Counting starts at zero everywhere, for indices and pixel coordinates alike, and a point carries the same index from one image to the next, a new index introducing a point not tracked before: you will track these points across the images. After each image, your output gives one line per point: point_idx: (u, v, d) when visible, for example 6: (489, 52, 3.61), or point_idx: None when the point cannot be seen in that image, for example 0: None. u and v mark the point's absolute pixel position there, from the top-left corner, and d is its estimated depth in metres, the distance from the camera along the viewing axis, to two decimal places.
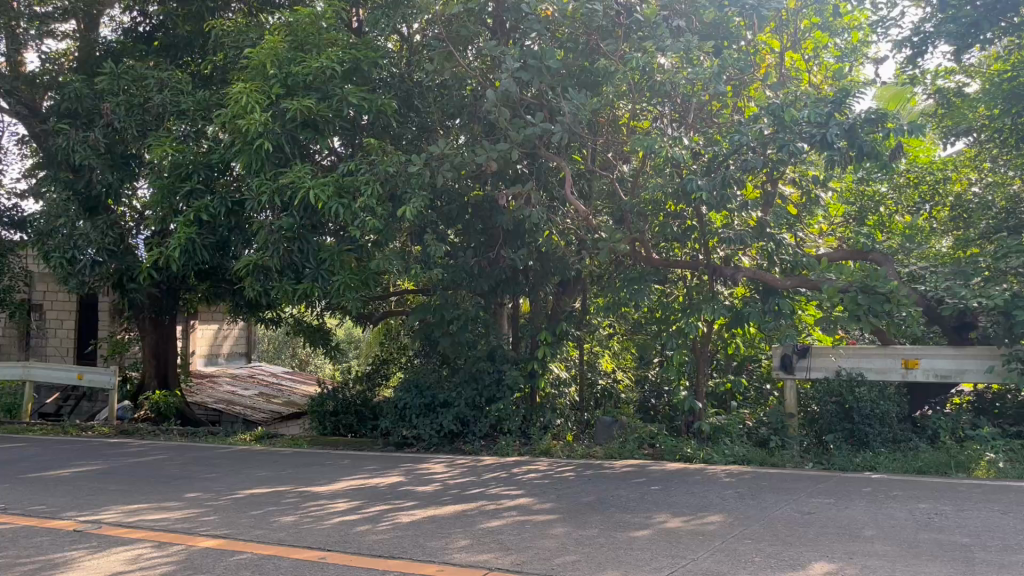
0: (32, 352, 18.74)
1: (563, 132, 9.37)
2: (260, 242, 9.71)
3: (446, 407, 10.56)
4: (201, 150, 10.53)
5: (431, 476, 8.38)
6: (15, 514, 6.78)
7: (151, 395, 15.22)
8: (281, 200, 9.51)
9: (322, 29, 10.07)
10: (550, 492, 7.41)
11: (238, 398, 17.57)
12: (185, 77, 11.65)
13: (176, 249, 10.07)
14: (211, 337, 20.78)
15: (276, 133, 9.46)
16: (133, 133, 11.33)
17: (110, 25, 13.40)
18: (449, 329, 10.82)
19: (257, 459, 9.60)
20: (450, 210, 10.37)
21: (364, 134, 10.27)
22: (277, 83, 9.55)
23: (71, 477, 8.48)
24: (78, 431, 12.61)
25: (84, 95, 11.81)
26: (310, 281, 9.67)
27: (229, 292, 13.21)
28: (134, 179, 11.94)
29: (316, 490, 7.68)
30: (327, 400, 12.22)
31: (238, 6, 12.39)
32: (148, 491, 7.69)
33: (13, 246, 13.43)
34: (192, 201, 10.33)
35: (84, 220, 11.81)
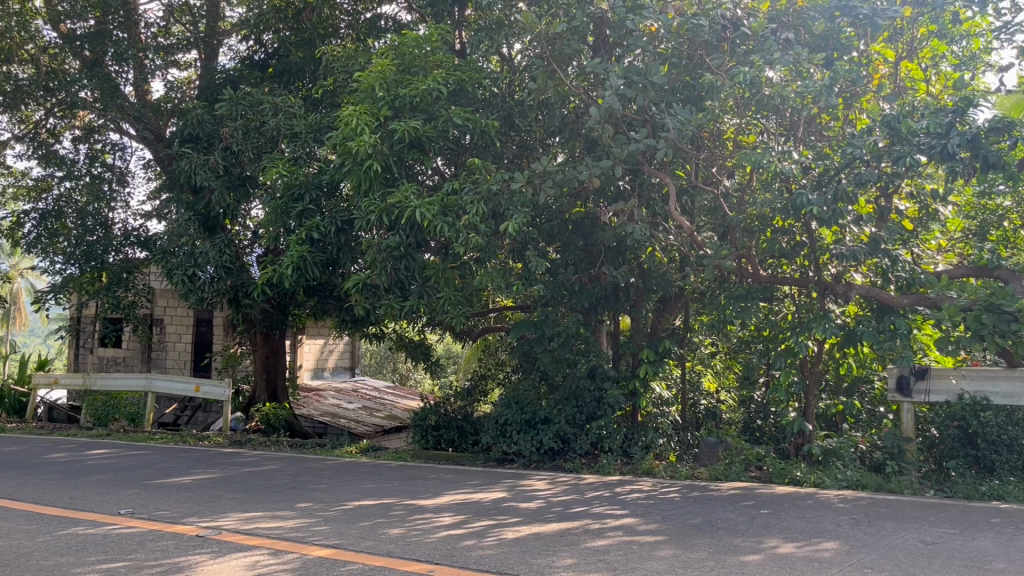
0: (153, 364, 19.85)
1: (666, 148, 9.28)
2: (368, 261, 9.94)
3: (547, 424, 10.54)
4: (312, 171, 10.95)
5: (535, 492, 8.40)
6: (142, 518, 7.15)
7: (261, 406, 15.82)
8: (388, 219, 9.74)
9: (427, 52, 10.34)
10: (656, 513, 7.30)
11: (342, 411, 18.06)
12: (297, 101, 12.09)
13: (288, 266, 10.50)
14: (318, 351, 21.52)
15: (384, 153, 9.70)
16: (249, 155, 11.91)
17: (228, 54, 14.08)
18: (550, 346, 10.63)
19: (363, 471, 9.84)
20: (551, 227, 10.35)
21: (468, 152, 10.52)
22: (385, 104, 9.79)
23: (191, 484, 8.89)
24: (196, 441, 13.21)
25: (205, 121, 12.49)
26: (416, 299, 9.99)
27: (336, 308, 13.65)
28: (248, 199, 12.48)
29: (422, 504, 7.81)
30: (429, 415, 12.41)
31: (347, 32, 12.91)
32: (263, 500, 7.98)
33: (136, 265, 14.14)
34: (304, 220, 10.73)
35: (203, 240, 12.44)
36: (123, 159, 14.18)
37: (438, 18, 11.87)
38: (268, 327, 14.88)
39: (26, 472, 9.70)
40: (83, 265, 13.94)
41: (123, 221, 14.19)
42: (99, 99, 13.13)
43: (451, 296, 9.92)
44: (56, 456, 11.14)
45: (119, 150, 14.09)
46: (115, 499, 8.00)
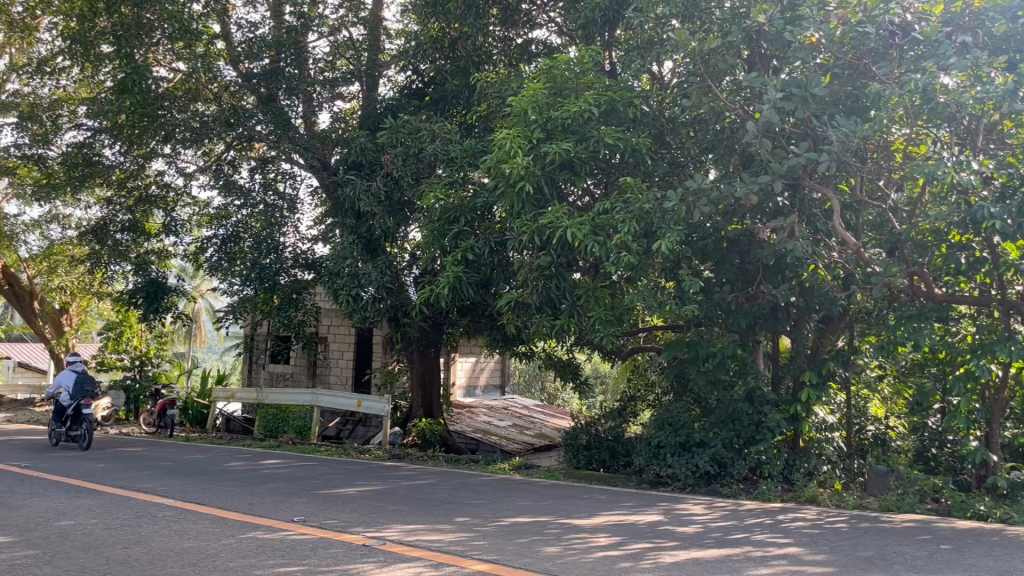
0: (318, 379, 21.03)
1: (829, 161, 8.89)
2: (521, 280, 10.16)
3: (703, 447, 10.20)
4: (467, 195, 11.27)
5: (692, 517, 8.21)
6: (312, 526, 7.56)
7: (418, 421, 16.29)
8: (540, 239, 9.89)
9: (577, 74, 10.46)
10: (822, 543, 6.96)
11: (494, 428, 18.39)
12: (453, 127, 12.54)
13: (445, 286, 10.86)
14: (470, 369, 22.08)
15: (537, 175, 9.87)
16: (408, 179, 12.41)
17: (388, 84, 14.79)
18: (705, 367, 10.44)
19: (517, 489, 9.96)
20: (705, 245, 10.12)
21: (619, 172, 10.50)
22: (538, 127, 9.96)
23: (355, 495, 9.31)
24: (358, 453, 13.85)
25: (368, 148, 13.17)
26: (566, 317, 10.08)
27: (488, 326, 13.97)
28: (406, 223, 13.00)
29: (577, 523, 7.82)
30: (580, 434, 12.14)
31: (500, 58, 13.29)
32: (422, 513, 8.24)
33: (305, 286, 15.13)
34: (459, 242, 11.05)
35: (365, 261, 13.00)
36: (294, 188, 15.11)
37: (587, 42, 12.01)
38: (424, 346, 15.43)
39: (209, 478, 10.48)
40: (257, 286, 14.94)
41: (293, 244, 15.11)
42: (272, 131, 14.04)
43: (602, 315, 9.92)
44: (234, 465, 11.96)
45: (289, 178, 15.01)
46: (289, 507, 8.52)
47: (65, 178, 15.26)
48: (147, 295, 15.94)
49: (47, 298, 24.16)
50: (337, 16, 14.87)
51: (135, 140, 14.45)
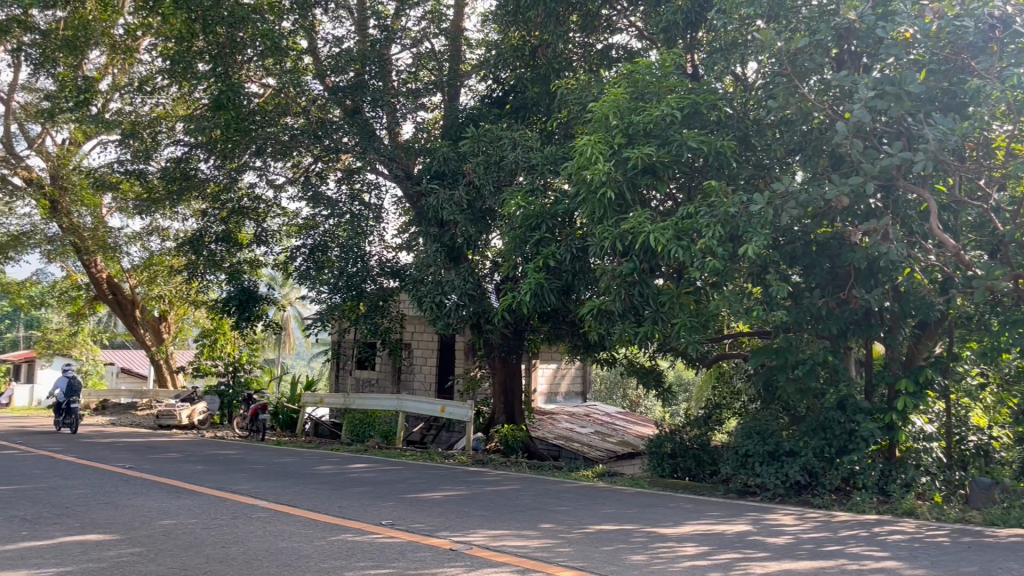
0: (403, 385, 21.39)
1: (925, 160, 8.57)
2: (603, 286, 10.10)
3: (793, 456, 9.91)
4: (547, 202, 11.26)
5: (782, 527, 8.01)
6: (400, 529, 7.69)
7: (500, 428, 16.43)
8: (622, 245, 9.79)
9: (659, 77, 10.38)
10: (922, 557, 6.70)
11: (576, 435, 18.35)
12: (534, 135, 12.57)
13: (527, 293, 10.95)
14: (551, 375, 22.08)
15: (619, 180, 9.79)
16: (489, 188, 12.50)
17: (469, 93, 15.00)
18: (795, 375, 10.12)
19: (601, 496, 9.91)
20: (795, 249, 9.93)
21: (703, 176, 10.34)
22: (619, 132, 9.87)
23: (441, 500, 9.43)
24: (442, 458, 14.02)
25: (450, 158, 13.42)
26: (651, 324, 9.99)
27: (570, 332, 13.96)
28: (488, 231, 13.12)
29: (664, 531, 7.73)
30: (665, 442, 11.87)
31: (579, 64, 13.28)
32: (508, 519, 8.28)
33: (391, 293, 15.51)
34: (541, 249, 11.09)
35: (449, 269, 13.17)
36: (379, 198, 15.44)
37: (668, 45, 11.90)
38: (506, 352, 15.50)
39: (300, 481, 10.79)
40: (345, 294, 15.29)
41: (378, 253, 15.50)
42: (358, 142, 14.40)
43: (686, 322, 9.80)
44: (324, 468, 12.27)
45: (374, 189, 15.34)
46: (377, 510, 8.70)
47: (164, 192, 15.98)
48: (240, 304, 16.58)
49: (147, 307, 25.32)
50: (419, 28, 15.18)
51: (228, 154, 15.02)
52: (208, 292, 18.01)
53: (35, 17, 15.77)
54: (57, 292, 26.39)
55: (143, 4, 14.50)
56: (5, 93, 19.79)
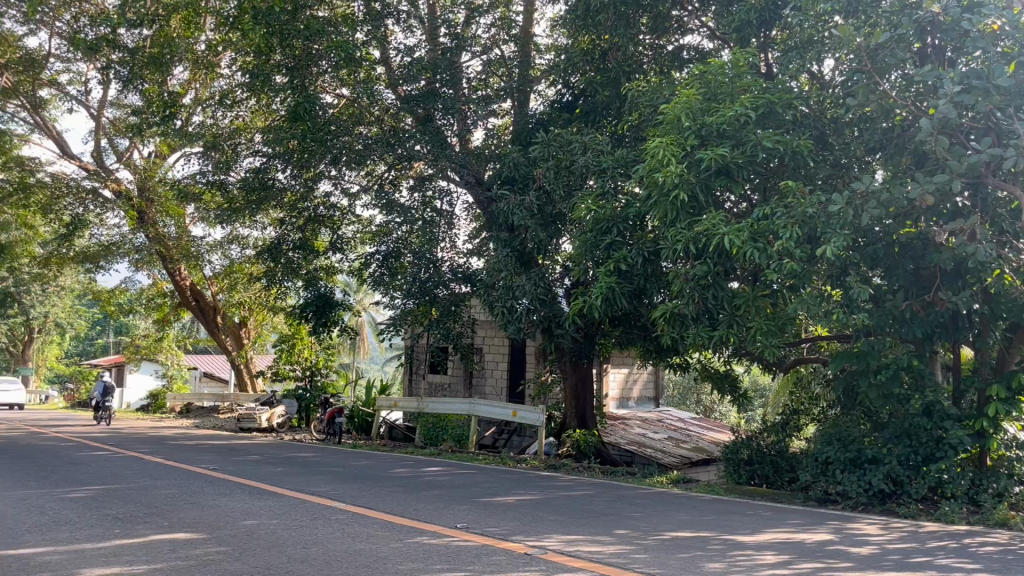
0: (475, 390, 21.53)
1: (1016, 156, 8.22)
2: (676, 290, 9.99)
3: (876, 464, 9.60)
4: (619, 206, 11.17)
5: (866, 537, 7.76)
6: (475, 532, 7.73)
7: (572, 432, 16.34)
8: (695, 248, 9.66)
9: (732, 77, 10.21)
10: (1017, 570, 6.41)
11: (649, 441, 18.15)
12: (605, 138, 12.50)
13: (598, 297, 10.89)
14: (622, 380, 21.91)
15: (692, 182, 9.66)
16: (560, 193, 12.50)
17: (539, 98, 15.05)
18: (877, 380, 9.81)
19: (677, 502, 9.78)
20: (876, 250, 9.62)
21: (778, 176, 10.11)
22: (691, 133, 9.76)
23: (514, 504, 9.45)
24: (515, 463, 14.06)
25: (521, 163, 13.46)
26: (725, 328, 9.81)
27: (642, 337, 13.85)
28: (558, 236, 13.12)
29: (742, 539, 7.58)
30: (742, 448, 11.68)
31: (650, 67, 13.16)
32: (582, 524, 8.25)
33: (462, 298, 15.67)
34: (613, 252, 11.04)
35: (520, 273, 13.19)
36: (450, 205, 15.62)
37: (741, 45, 11.72)
38: (577, 357, 15.40)
39: (376, 484, 10.97)
40: (418, 299, 15.57)
41: (449, 259, 15.68)
42: (431, 151, 14.60)
43: (762, 326, 9.62)
44: (398, 472, 12.44)
45: (445, 196, 15.52)
46: (452, 513, 8.77)
47: (244, 201, 16.48)
48: (316, 309, 16.96)
49: (228, 313, 26.13)
50: (489, 35, 15.31)
51: (305, 163, 15.37)
52: (285, 298, 18.47)
53: (123, 36, 16.47)
54: (145, 299, 27.44)
55: (224, 21, 15.00)
56: (96, 109, 20.70)
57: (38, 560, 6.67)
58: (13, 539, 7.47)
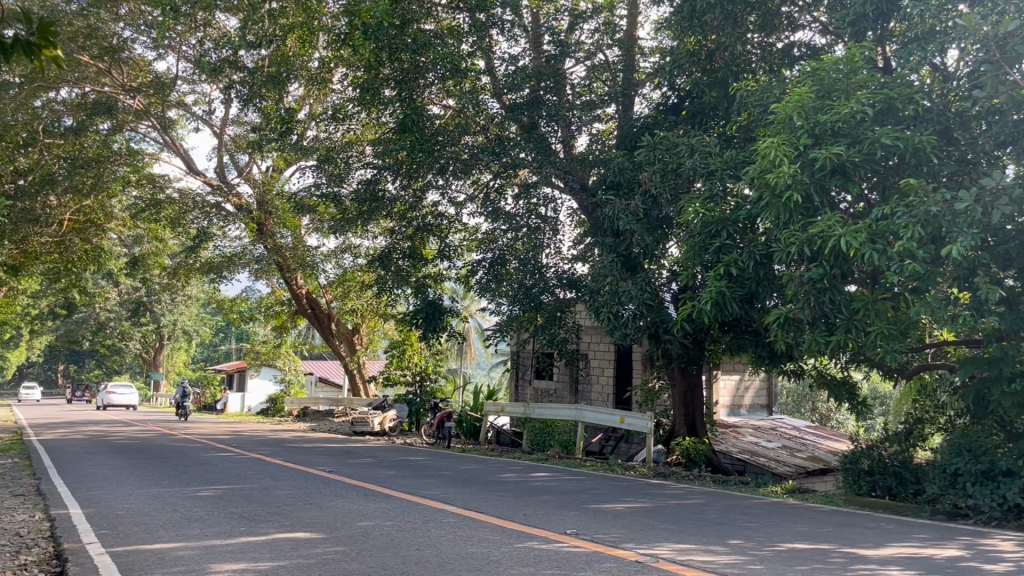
0: (581, 396, 21.49)
1: None
2: (790, 294, 9.68)
3: (1011, 477, 9.03)
4: (729, 208, 10.96)
5: (1001, 554, 7.31)
6: (585, 539, 7.73)
7: (681, 440, 16.02)
8: (810, 250, 9.33)
9: (847, 72, 9.83)
10: None
11: (762, 450, 17.63)
12: (712, 140, 12.27)
13: (708, 301, 10.69)
14: (733, 387, 21.39)
15: (805, 182, 9.37)
16: (667, 197, 12.33)
17: (643, 102, 14.94)
18: (1011, 388, 9.24)
19: (793, 513, 9.48)
20: (1008, 250, 9.09)
21: (898, 175, 9.69)
22: (804, 132, 9.47)
23: (624, 512, 9.37)
24: (623, 470, 13.95)
25: (626, 168, 13.36)
26: (843, 333, 9.46)
27: (753, 342, 13.54)
28: (665, 240, 12.95)
29: (864, 553, 7.28)
30: (862, 458, 11.18)
31: (759, 65, 12.83)
32: (694, 533, 8.10)
33: (567, 304, 15.65)
34: (722, 256, 10.81)
35: (628, 278, 13.07)
36: (555, 212, 15.68)
37: (857, 38, 11.27)
38: (686, 364, 15.11)
39: (485, 488, 11.10)
40: (524, 305, 15.67)
41: (554, 265, 15.74)
42: (536, 158, 14.68)
43: (884, 330, 9.17)
44: (507, 476, 12.55)
45: (550, 203, 15.57)
46: (561, 519, 8.79)
47: (356, 212, 17.03)
48: (426, 316, 17.20)
49: (342, 320, 27.08)
50: (593, 40, 15.29)
51: (413, 174, 15.73)
52: (395, 306, 18.94)
53: (243, 56, 17.30)
54: (264, 307, 28.70)
55: (335, 38, 15.56)
56: (218, 127, 21.81)
57: (173, 555, 7.07)
58: (149, 534, 7.95)
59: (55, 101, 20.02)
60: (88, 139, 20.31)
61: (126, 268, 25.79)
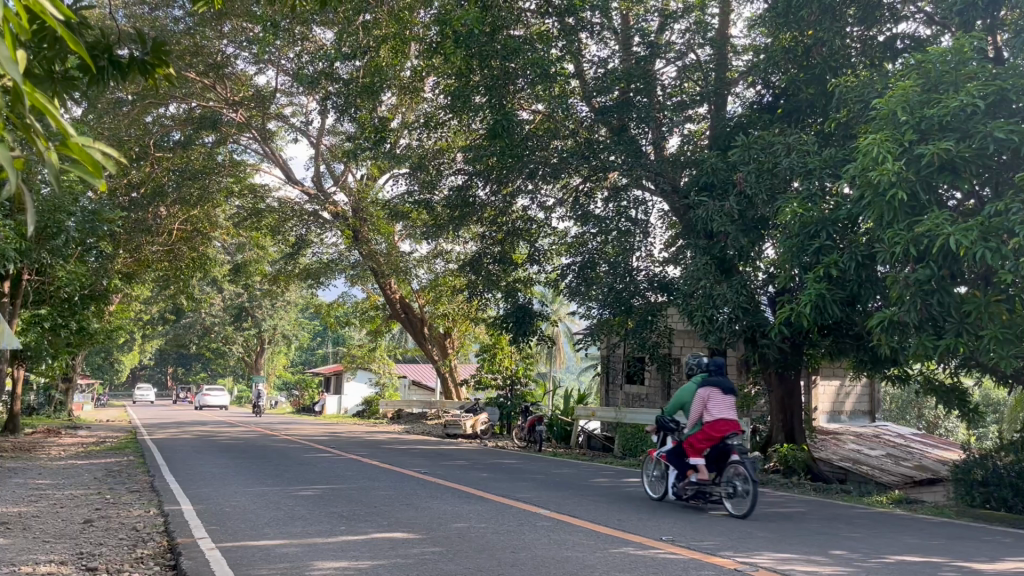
0: (674, 401, 21.22)
1: None
2: (894, 296, 9.29)
3: None
4: (828, 207, 10.63)
5: None
6: (681, 546, 7.62)
7: (778, 447, 15.57)
8: (917, 250, 8.94)
9: (955, 63, 9.37)
10: None
11: (865, 458, 16.97)
12: (810, 138, 11.96)
13: (807, 304, 10.40)
14: (833, 393, 20.73)
15: (911, 180, 9.00)
16: (763, 197, 12.04)
17: (736, 100, 14.64)
18: None
19: (900, 524, 9.10)
20: None
21: (1011, 170, 9.22)
22: (909, 128, 9.12)
23: (720, 519, 9.18)
24: None
25: (719, 168, 13.10)
26: (953, 336, 9.01)
27: (855, 346, 13.10)
28: (762, 241, 12.70)
29: (978, 567, 6.94)
30: (975, 468, 10.63)
31: (859, 60, 12.45)
32: (795, 543, 7.88)
33: (658, 307, 15.37)
34: (822, 257, 10.49)
35: (722, 281, 12.81)
36: (646, 214, 15.52)
37: (965, 29, 10.78)
38: (783, 369, 14.69)
39: (579, 493, 11.07)
40: (615, 309, 15.57)
41: (646, 268, 15.59)
42: (626, 160, 14.55)
43: (998, 333, 8.76)
44: (600, 481, 12.49)
45: (641, 205, 15.43)
46: (656, 525, 8.69)
47: (447, 217, 17.29)
48: (516, 320, 17.32)
49: (434, 324, 27.50)
50: (684, 40, 15.07)
51: (503, 179, 15.84)
52: (486, 310, 19.12)
53: (338, 68, 17.78)
54: (359, 312, 29.43)
55: (427, 48, 15.82)
56: (315, 137, 22.49)
57: (277, 551, 7.33)
58: (255, 531, 8.26)
59: (164, 116, 21.11)
60: (194, 152, 21.27)
61: (230, 275, 26.87)
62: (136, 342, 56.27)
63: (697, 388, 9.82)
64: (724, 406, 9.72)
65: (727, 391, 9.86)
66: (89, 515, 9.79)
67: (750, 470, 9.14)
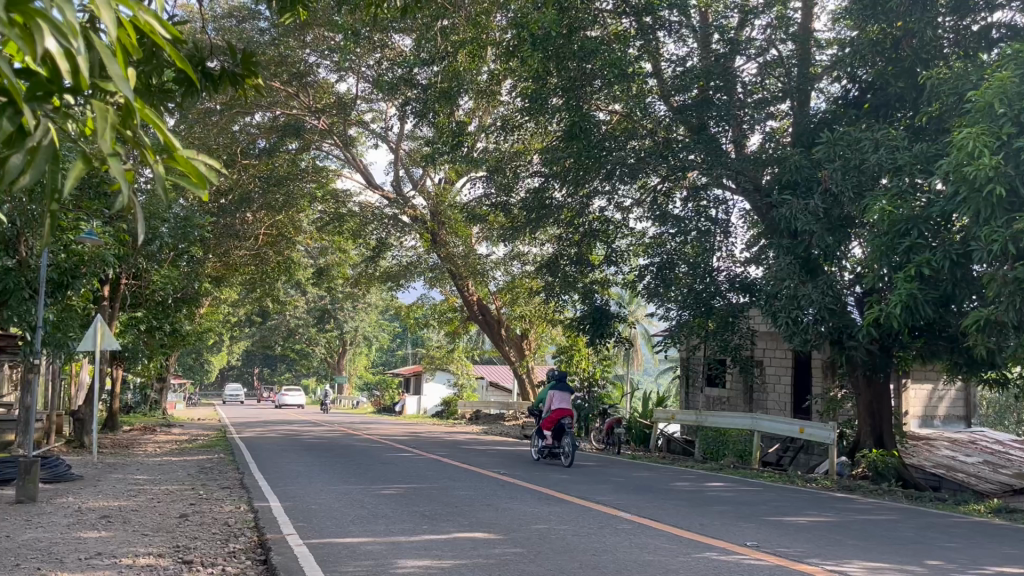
0: (756, 404, 20.81)
1: None
2: (991, 296, 8.91)
3: None
4: (920, 204, 10.25)
5: None
6: (767, 552, 7.47)
7: (867, 452, 15.01)
8: (1016, 248, 8.54)
9: None
10: None
11: (960, 465, 16.27)
12: (900, 133, 11.58)
13: (897, 304, 10.07)
14: (925, 397, 19.93)
15: (1009, 175, 8.60)
16: (850, 195, 11.70)
17: (820, 96, 14.26)
18: None
19: (1000, 534, 8.71)
20: None
21: None
22: (1008, 120, 8.72)
23: (807, 525, 8.96)
24: (804, 481, 13.36)
25: (803, 166, 12.73)
26: None
27: (948, 348, 12.60)
28: (848, 240, 12.35)
29: None
30: None
31: (952, 51, 11.99)
32: (887, 551, 7.63)
33: (740, 308, 15.04)
34: (913, 255, 10.12)
35: (807, 282, 12.44)
36: (726, 213, 15.26)
37: None
38: (872, 373, 14.22)
39: (660, 496, 10.97)
40: (695, 310, 15.34)
41: (727, 268, 15.34)
42: (706, 159, 14.33)
43: None
44: (681, 485, 12.34)
45: (721, 204, 15.19)
46: (740, 531, 8.53)
47: (524, 219, 17.34)
48: (593, 322, 17.39)
49: (511, 326, 27.61)
50: (765, 36, 14.73)
51: (580, 181, 15.78)
52: (563, 311, 19.10)
53: (417, 74, 18.04)
54: (438, 314, 29.77)
55: (504, 51, 15.90)
56: (394, 142, 22.89)
57: (362, 549, 7.49)
58: (340, 528, 8.46)
59: (250, 124, 21.83)
60: (279, 159, 21.90)
61: (313, 278, 27.53)
62: (225, 343, 58.19)
63: (548, 389, 14.73)
64: (561, 400, 14.71)
65: (566, 389, 14.91)
66: (184, 510, 10.20)
67: (573, 442, 14.15)
